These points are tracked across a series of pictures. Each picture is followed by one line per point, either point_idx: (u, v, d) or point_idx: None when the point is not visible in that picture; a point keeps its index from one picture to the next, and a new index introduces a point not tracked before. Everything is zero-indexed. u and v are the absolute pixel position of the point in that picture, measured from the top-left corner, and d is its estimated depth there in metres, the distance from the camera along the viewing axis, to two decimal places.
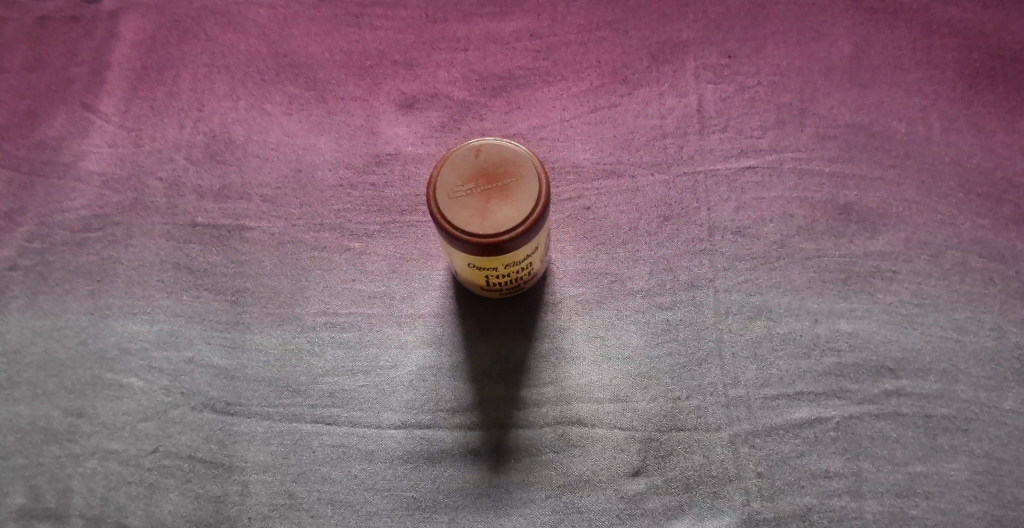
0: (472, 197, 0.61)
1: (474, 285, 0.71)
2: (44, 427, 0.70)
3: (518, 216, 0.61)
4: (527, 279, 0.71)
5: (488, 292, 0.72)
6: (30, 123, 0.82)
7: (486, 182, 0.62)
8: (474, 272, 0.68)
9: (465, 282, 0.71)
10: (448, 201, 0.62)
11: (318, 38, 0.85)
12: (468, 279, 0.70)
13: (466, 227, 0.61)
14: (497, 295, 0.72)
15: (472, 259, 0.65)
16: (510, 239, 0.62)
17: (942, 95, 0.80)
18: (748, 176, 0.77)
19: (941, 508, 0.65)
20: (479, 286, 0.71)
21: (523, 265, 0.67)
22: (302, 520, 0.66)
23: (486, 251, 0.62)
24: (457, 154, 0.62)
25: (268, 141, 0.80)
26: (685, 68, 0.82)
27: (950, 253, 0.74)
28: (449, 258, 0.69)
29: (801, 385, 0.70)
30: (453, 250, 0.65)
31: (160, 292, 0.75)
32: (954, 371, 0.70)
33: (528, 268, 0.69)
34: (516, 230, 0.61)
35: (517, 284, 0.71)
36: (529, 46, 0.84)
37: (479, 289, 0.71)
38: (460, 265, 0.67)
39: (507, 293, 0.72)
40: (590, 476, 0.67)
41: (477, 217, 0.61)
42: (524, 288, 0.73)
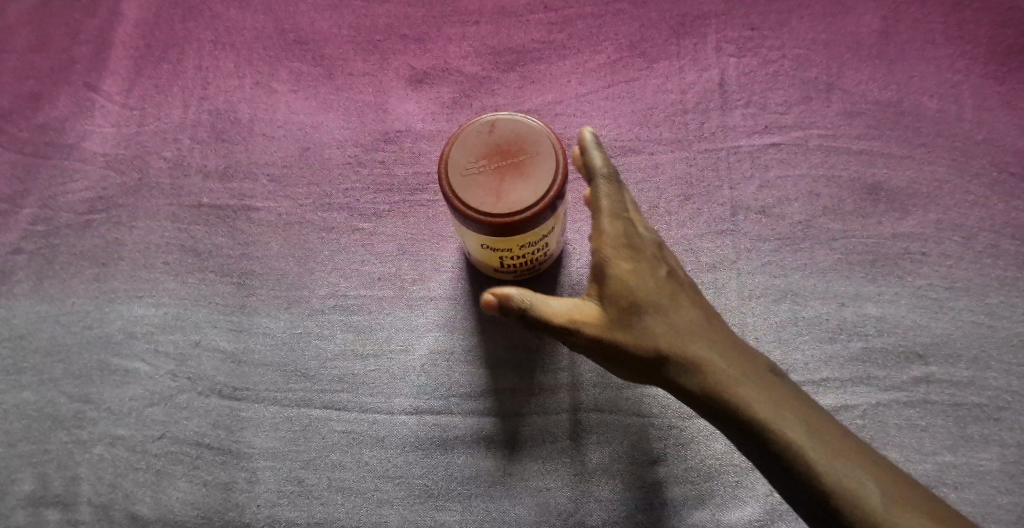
0: (487, 176, 0.59)
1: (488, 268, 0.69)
2: (50, 413, 0.69)
3: (533, 196, 0.59)
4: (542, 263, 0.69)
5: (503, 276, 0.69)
6: (33, 104, 0.80)
7: (499, 160, 0.59)
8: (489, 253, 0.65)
9: (479, 264, 0.69)
10: (460, 180, 0.59)
11: (324, 12, 0.83)
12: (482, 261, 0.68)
13: (478, 208, 0.59)
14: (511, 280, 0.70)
15: (489, 241, 0.62)
16: (526, 218, 0.59)
17: (975, 70, 0.77)
18: (772, 153, 0.74)
19: (970, 499, 0.63)
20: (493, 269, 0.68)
21: (538, 247, 0.65)
22: (312, 507, 0.65)
23: (499, 231, 0.60)
24: (470, 131, 0.60)
25: (275, 119, 0.78)
26: (706, 42, 0.79)
27: (983, 235, 0.71)
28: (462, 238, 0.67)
29: (826, 372, 0.67)
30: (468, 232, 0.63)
31: (166, 275, 0.73)
32: (985, 358, 0.67)
33: (542, 250, 0.67)
34: (532, 209, 0.59)
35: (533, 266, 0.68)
36: (543, 20, 0.81)
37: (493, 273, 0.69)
38: (473, 246, 0.65)
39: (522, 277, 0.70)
40: (608, 462, 0.65)
41: (490, 197, 0.59)
42: (541, 273, 0.71)
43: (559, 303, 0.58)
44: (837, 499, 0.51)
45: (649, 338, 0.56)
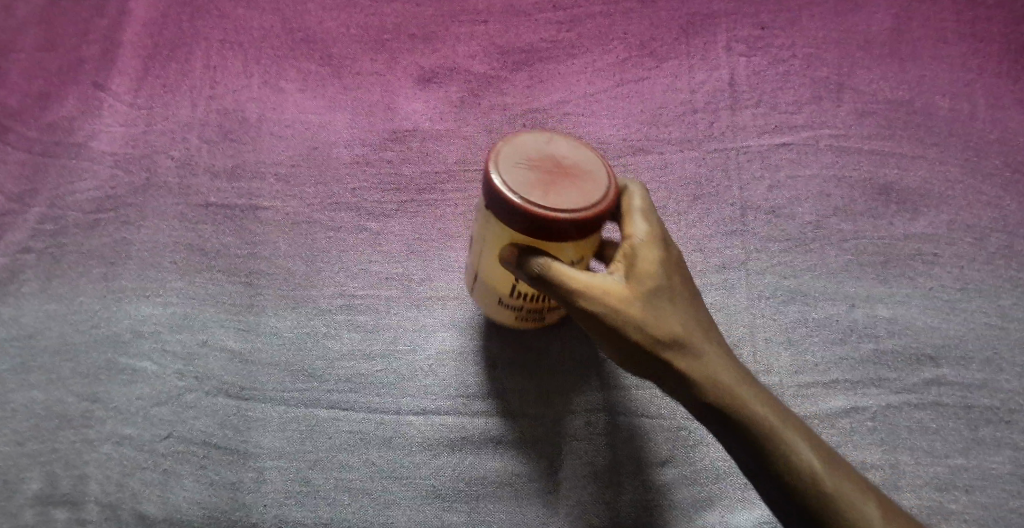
0: (534, 178, 0.52)
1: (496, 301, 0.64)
2: (59, 411, 0.68)
3: (585, 201, 0.52)
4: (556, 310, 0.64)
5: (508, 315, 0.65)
6: (42, 104, 0.81)
7: (552, 162, 0.53)
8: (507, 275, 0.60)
9: (482, 296, 0.64)
10: (507, 168, 0.53)
11: (333, 13, 0.84)
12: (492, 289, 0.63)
13: (523, 194, 0.51)
14: (517, 320, 0.65)
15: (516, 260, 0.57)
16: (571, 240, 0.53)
17: (986, 69, 0.77)
18: (782, 153, 0.74)
19: (983, 503, 0.61)
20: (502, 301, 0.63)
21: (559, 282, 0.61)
22: (319, 507, 0.63)
23: (536, 230, 0.52)
24: (527, 133, 0.55)
25: (283, 119, 0.78)
26: (715, 41, 0.79)
27: (995, 236, 0.70)
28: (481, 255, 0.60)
29: (837, 373, 0.66)
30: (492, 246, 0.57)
31: (173, 274, 0.73)
32: (998, 360, 0.66)
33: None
34: (580, 232, 0.52)
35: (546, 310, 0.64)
36: (552, 19, 0.82)
37: (498, 308, 0.64)
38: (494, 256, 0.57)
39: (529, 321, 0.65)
40: (625, 463, 0.64)
41: (536, 189, 0.52)
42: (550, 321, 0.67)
43: (568, 270, 0.53)
44: (808, 492, 0.50)
45: (655, 328, 0.53)
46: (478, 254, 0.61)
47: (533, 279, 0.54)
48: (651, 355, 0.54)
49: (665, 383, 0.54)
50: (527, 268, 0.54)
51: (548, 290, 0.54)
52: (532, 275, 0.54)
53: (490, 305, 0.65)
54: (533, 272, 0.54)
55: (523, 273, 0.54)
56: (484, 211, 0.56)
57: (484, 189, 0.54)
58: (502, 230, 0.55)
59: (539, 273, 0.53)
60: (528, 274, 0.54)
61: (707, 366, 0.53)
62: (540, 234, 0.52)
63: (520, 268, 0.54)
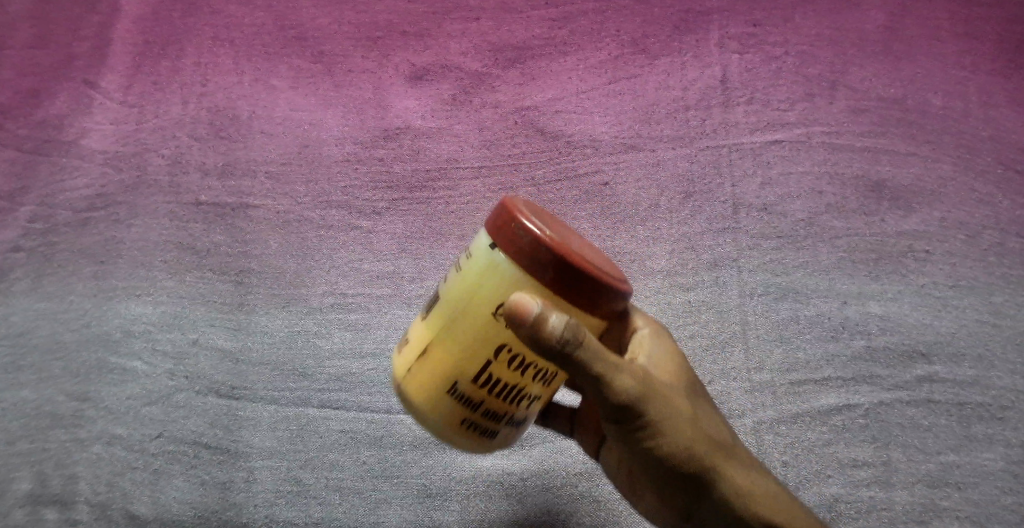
0: (561, 229, 0.45)
1: (440, 392, 0.46)
2: (49, 411, 0.67)
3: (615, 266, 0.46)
4: (508, 423, 0.47)
5: (445, 422, 0.46)
6: (32, 101, 0.80)
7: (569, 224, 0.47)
8: (478, 357, 0.45)
9: (416, 385, 0.46)
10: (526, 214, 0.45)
11: (326, 10, 0.83)
12: (441, 374, 0.46)
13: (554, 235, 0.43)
14: (454, 428, 0.46)
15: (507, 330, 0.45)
16: (604, 307, 0.45)
17: (980, 66, 0.77)
18: (774, 150, 0.74)
19: (975, 500, 0.61)
20: (448, 392, 0.46)
21: (531, 386, 0.47)
22: (309, 507, 0.64)
23: (564, 278, 0.43)
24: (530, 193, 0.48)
25: (274, 116, 0.78)
26: (708, 38, 0.79)
27: (987, 232, 0.70)
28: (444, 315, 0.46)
29: (829, 371, 0.66)
30: (483, 307, 0.45)
31: (164, 272, 0.72)
32: (990, 357, 0.66)
33: (525, 388, 0.47)
34: (614, 299, 0.45)
35: (499, 419, 0.47)
36: (545, 16, 0.81)
37: (436, 409, 0.46)
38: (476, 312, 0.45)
39: (470, 434, 0.47)
40: (573, 468, 0.65)
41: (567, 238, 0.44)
42: (492, 442, 0.48)
43: (600, 343, 0.45)
44: None
45: (689, 420, 0.50)
46: (441, 322, 0.46)
47: (555, 348, 0.43)
48: (686, 446, 0.50)
49: (693, 476, 0.50)
50: (550, 335, 0.43)
51: (574, 364, 0.44)
52: (554, 343, 0.43)
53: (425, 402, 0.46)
54: (562, 341, 0.43)
55: (537, 341, 0.43)
56: (490, 257, 0.45)
57: (504, 228, 0.44)
58: (517, 281, 0.44)
59: (574, 342, 0.43)
60: (546, 342, 0.43)
61: (734, 462, 0.52)
62: (578, 287, 0.43)
63: (539, 335, 0.43)
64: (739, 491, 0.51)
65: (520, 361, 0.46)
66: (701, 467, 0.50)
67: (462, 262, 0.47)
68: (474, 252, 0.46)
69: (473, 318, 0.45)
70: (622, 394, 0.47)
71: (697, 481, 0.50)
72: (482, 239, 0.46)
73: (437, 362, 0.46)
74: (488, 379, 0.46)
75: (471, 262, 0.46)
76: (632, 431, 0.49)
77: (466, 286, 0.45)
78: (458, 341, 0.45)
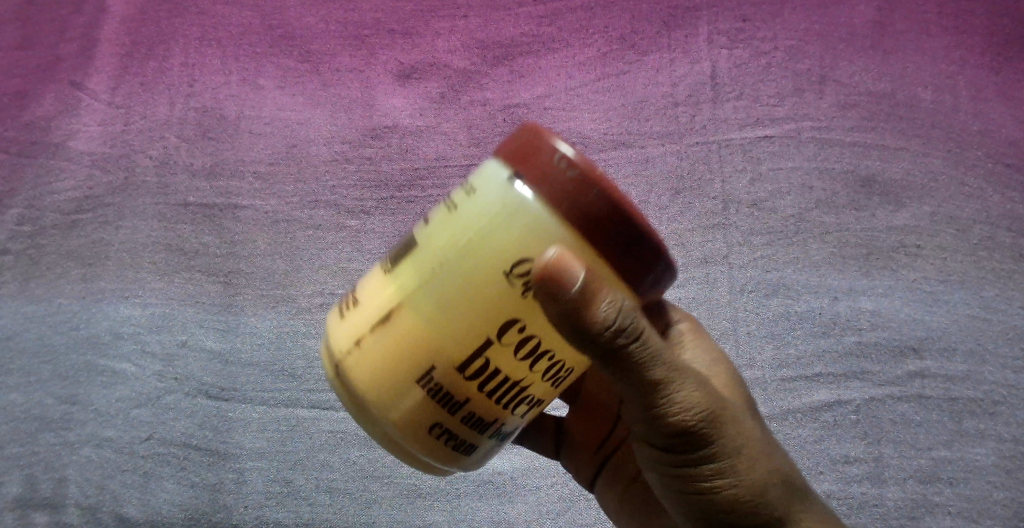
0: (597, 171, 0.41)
1: (407, 381, 0.40)
2: (38, 414, 0.67)
3: None
4: (490, 433, 0.43)
5: (409, 420, 0.41)
6: (19, 102, 0.79)
7: None
8: (478, 334, 0.39)
9: (373, 363, 0.41)
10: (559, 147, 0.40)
11: (312, 9, 0.83)
12: (417, 352, 0.40)
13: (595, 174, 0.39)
14: (421, 431, 0.41)
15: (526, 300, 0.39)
16: (649, 290, 0.41)
17: (969, 61, 0.76)
18: (764, 146, 0.73)
19: (966, 495, 0.61)
20: (420, 380, 0.40)
21: (535, 387, 0.42)
22: (299, 508, 0.64)
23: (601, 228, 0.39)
24: None
25: (262, 116, 0.78)
26: (697, 34, 0.78)
27: (977, 227, 0.70)
28: (429, 266, 0.40)
29: (819, 367, 0.66)
30: (495, 263, 0.39)
31: (152, 274, 0.71)
32: (981, 351, 0.66)
33: (513, 387, 0.41)
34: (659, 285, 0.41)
35: (478, 427, 0.42)
36: (533, 13, 0.81)
37: (399, 397, 0.41)
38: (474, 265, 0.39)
39: (437, 439, 0.42)
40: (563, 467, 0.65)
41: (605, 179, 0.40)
42: (460, 454, 0.43)
43: (659, 343, 0.42)
44: None
45: (755, 446, 0.45)
46: (424, 282, 0.40)
47: (606, 338, 0.39)
48: (752, 478, 0.44)
49: (762, 519, 0.44)
50: (597, 317, 0.39)
51: (628, 361, 0.41)
52: (603, 328, 0.39)
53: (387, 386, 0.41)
54: (615, 329, 0.39)
55: (582, 323, 0.39)
56: (514, 200, 0.39)
57: (542, 167, 0.39)
58: (551, 232, 0.38)
59: (628, 332, 0.40)
60: (593, 327, 0.39)
61: (806, 504, 0.46)
62: (627, 253, 0.39)
63: (586, 314, 0.38)
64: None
65: (532, 346, 0.40)
66: (770, 506, 0.44)
67: (461, 205, 0.40)
68: (484, 191, 0.40)
69: (477, 278, 0.39)
70: (684, 408, 0.42)
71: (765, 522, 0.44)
72: (496, 176, 0.40)
73: (416, 334, 0.40)
74: (483, 365, 0.40)
75: (479, 204, 0.39)
76: (691, 456, 0.44)
77: (469, 233, 0.39)
78: (447, 302, 0.39)
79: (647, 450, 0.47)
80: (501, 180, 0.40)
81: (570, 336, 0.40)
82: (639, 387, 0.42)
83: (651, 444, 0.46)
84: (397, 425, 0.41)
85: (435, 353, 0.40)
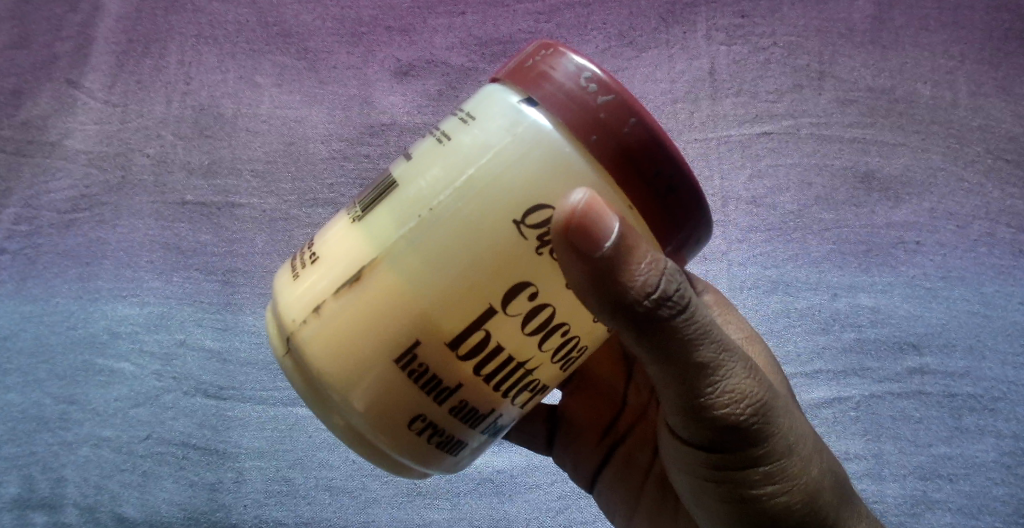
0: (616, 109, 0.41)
1: (387, 355, 0.39)
2: (35, 414, 0.67)
3: None
4: (480, 425, 0.42)
5: (382, 409, 0.40)
6: (15, 101, 0.79)
7: None
8: (478, 298, 0.38)
9: (345, 332, 0.39)
10: None
11: (309, 5, 0.82)
12: (402, 318, 0.38)
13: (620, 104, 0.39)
14: (401, 423, 0.41)
15: (539, 256, 0.39)
16: (674, 252, 0.41)
17: (970, 56, 0.76)
18: (763, 142, 0.73)
19: (966, 491, 0.61)
20: (401, 358, 0.39)
21: (538, 368, 0.42)
22: (299, 507, 0.64)
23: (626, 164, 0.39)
24: None
25: (259, 114, 0.77)
26: (696, 30, 0.78)
27: (977, 223, 0.70)
28: (427, 216, 0.38)
29: (819, 364, 0.66)
30: (504, 210, 0.38)
31: (149, 273, 0.71)
32: (981, 347, 0.66)
33: (506, 370, 0.41)
34: (683, 247, 0.42)
35: (466, 416, 0.41)
36: (531, 9, 0.80)
37: (374, 373, 0.39)
38: (481, 213, 0.38)
39: (418, 434, 0.41)
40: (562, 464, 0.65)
41: None
42: (441, 450, 0.42)
43: (709, 324, 0.40)
44: None
45: (800, 441, 0.43)
46: (411, 235, 0.38)
47: (649, 307, 0.38)
48: (799, 476, 0.43)
49: (800, 515, 0.43)
50: (635, 279, 0.37)
51: (676, 338, 0.39)
52: (643, 294, 0.37)
53: (363, 357, 0.39)
54: (660, 296, 0.38)
55: (615, 284, 0.37)
56: (527, 140, 0.38)
57: (562, 101, 0.39)
58: (575, 172, 0.38)
59: (674, 302, 0.38)
60: (630, 291, 0.37)
61: (847, 502, 0.45)
62: (664, 197, 0.40)
63: (622, 273, 0.37)
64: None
65: (540, 314, 0.40)
66: (811, 504, 0.43)
67: (462, 149, 0.39)
68: (485, 132, 0.39)
69: (481, 229, 0.38)
70: (735, 397, 0.40)
71: (805, 519, 0.43)
72: (502, 111, 0.39)
73: (400, 297, 0.38)
74: (482, 338, 0.39)
75: (479, 147, 0.38)
76: (735, 454, 0.42)
77: (471, 177, 0.38)
78: (448, 261, 0.38)
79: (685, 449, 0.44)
80: (512, 115, 0.39)
81: (603, 302, 0.38)
82: (684, 369, 0.40)
83: (687, 438, 0.43)
84: (367, 407, 0.40)
85: (425, 320, 0.38)
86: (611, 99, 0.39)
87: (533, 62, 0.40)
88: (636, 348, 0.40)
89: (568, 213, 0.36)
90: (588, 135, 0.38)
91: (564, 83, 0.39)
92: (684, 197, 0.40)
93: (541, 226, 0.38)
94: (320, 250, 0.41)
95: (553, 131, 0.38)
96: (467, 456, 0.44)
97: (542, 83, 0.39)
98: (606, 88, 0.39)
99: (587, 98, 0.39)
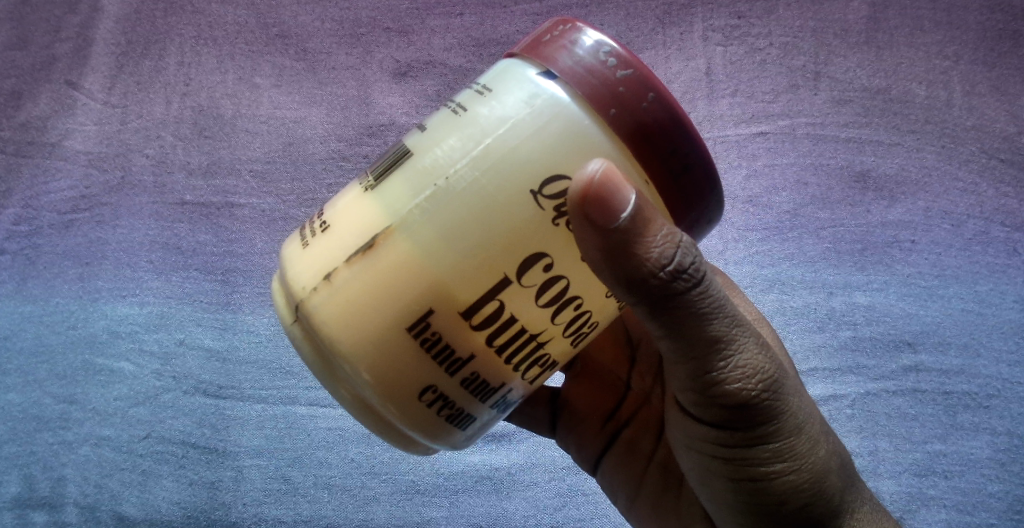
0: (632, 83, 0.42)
1: (400, 325, 0.39)
2: (36, 413, 0.67)
3: None
4: (489, 399, 0.43)
5: (389, 381, 0.40)
6: (14, 102, 0.79)
7: None
8: (493, 268, 0.39)
9: (356, 301, 0.39)
10: None
11: (307, 7, 0.82)
12: (415, 288, 0.39)
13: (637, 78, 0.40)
14: (412, 394, 0.41)
15: (555, 227, 0.39)
16: (686, 231, 0.42)
17: (963, 56, 0.77)
18: (759, 142, 0.74)
19: (961, 488, 0.62)
20: (414, 328, 0.39)
21: (550, 342, 0.42)
22: (298, 505, 0.64)
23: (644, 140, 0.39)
24: None
25: (258, 115, 0.78)
26: (693, 31, 0.78)
27: (971, 221, 0.71)
28: (444, 184, 0.39)
29: (815, 362, 0.66)
30: (521, 182, 0.38)
31: (150, 273, 0.71)
32: (975, 345, 0.66)
33: (518, 343, 0.41)
34: (695, 226, 0.42)
35: (476, 389, 0.42)
36: (528, 11, 0.81)
37: (384, 341, 0.39)
38: (497, 182, 0.38)
39: (426, 406, 0.41)
40: (560, 462, 0.66)
41: None
42: (449, 425, 0.43)
43: (723, 299, 0.40)
44: None
45: (810, 423, 0.44)
46: (426, 204, 0.39)
47: (664, 280, 0.38)
48: (807, 458, 0.43)
49: (808, 499, 0.43)
50: (650, 252, 0.38)
51: (690, 311, 0.39)
52: (658, 266, 0.38)
53: (372, 326, 0.39)
54: (675, 269, 0.38)
55: (631, 255, 0.38)
56: (544, 112, 0.39)
57: (581, 75, 0.39)
58: (593, 146, 0.39)
59: (689, 275, 0.39)
60: (645, 264, 0.38)
61: (852, 486, 0.45)
62: (679, 175, 0.40)
63: (637, 245, 0.38)
64: (853, 521, 0.45)
65: (554, 287, 0.40)
66: (819, 488, 0.43)
67: (479, 120, 0.39)
68: (502, 104, 0.39)
69: (496, 200, 0.38)
70: (747, 372, 0.41)
71: (812, 502, 0.43)
72: (519, 85, 0.39)
73: (413, 266, 0.39)
74: (495, 310, 0.40)
75: (496, 119, 0.39)
76: (744, 431, 0.42)
77: (488, 147, 0.38)
78: (463, 229, 0.38)
79: (695, 427, 0.45)
80: (530, 88, 0.39)
81: (617, 274, 0.38)
82: (697, 343, 0.40)
83: (699, 415, 0.44)
84: (374, 377, 0.40)
85: (438, 290, 0.39)
86: (629, 75, 0.39)
87: (550, 37, 0.41)
88: (649, 323, 0.41)
89: (586, 183, 0.37)
90: (606, 108, 0.39)
91: (583, 57, 0.39)
92: (698, 175, 0.41)
93: (558, 198, 0.39)
94: (331, 219, 0.42)
95: (571, 104, 0.39)
96: (473, 433, 0.44)
97: (561, 57, 0.40)
98: (625, 63, 0.40)
99: (606, 72, 0.39)
